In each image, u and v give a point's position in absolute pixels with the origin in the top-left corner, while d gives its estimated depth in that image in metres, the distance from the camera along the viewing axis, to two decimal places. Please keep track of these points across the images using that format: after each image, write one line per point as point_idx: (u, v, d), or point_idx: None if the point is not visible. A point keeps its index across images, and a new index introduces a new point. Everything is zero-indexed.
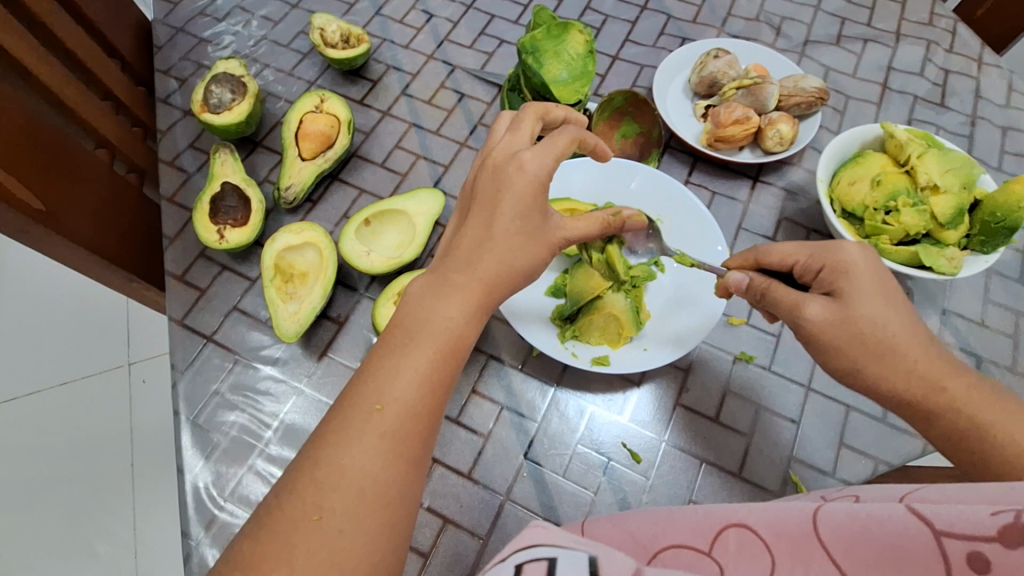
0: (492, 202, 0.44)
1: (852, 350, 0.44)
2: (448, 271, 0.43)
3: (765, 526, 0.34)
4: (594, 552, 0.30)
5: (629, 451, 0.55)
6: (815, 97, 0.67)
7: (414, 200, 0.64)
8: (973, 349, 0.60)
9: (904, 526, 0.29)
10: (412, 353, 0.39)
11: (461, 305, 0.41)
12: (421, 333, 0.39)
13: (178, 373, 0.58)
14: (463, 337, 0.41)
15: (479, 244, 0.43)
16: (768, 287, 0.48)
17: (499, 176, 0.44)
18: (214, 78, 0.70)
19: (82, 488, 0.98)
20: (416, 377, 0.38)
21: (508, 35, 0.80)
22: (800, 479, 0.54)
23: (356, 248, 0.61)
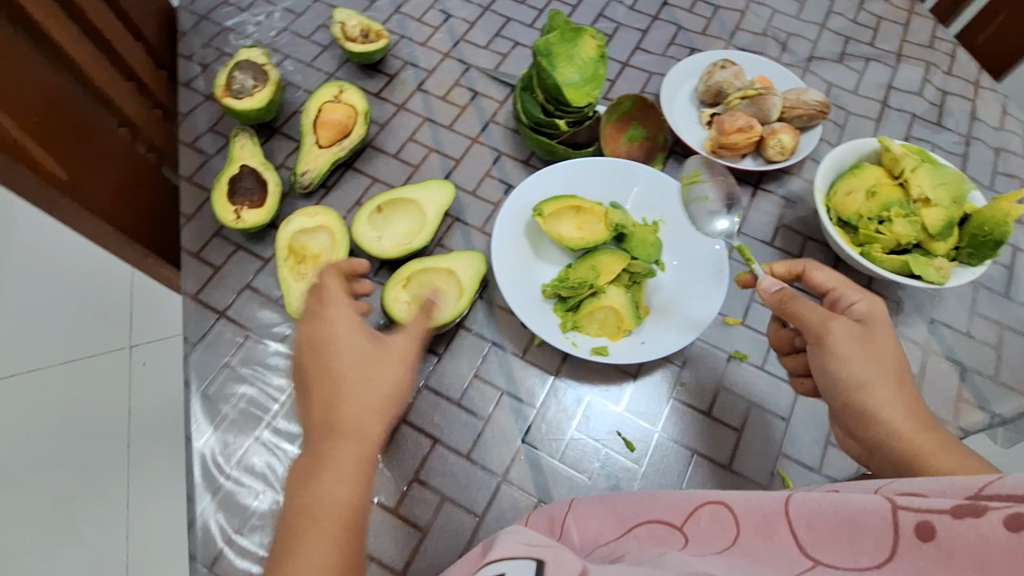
0: (331, 387, 0.43)
1: (872, 367, 0.48)
2: (323, 444, 0.41)
3: (741, 505, 0.37)
4: (541, 558, 0.32)
5: (624, 439, 0.58)
6: (816, 110, 0.70)
7: (427, 190, 0.66)
8: (958, 357, 0.62)
9: (868, 504, 0.32)
10: (310, 543, 0.37)
11: (346, 467, 0.40)
12: (310, 529, 0.37)
13: (190, 345, 0.60)
14: (356, 503, 0.39)
15: (334, 418, 0.42)
16: (797, 297, 0.52)
17: (324, 358, 0.44)
18: (237, 65, 0.72)
19: (76, 468, 0.99)
20: (320, 571, 0.36)
21: (522, 38, 0.83)
22: (787, 474, 0.56)
23: (368, 234, 0.64)
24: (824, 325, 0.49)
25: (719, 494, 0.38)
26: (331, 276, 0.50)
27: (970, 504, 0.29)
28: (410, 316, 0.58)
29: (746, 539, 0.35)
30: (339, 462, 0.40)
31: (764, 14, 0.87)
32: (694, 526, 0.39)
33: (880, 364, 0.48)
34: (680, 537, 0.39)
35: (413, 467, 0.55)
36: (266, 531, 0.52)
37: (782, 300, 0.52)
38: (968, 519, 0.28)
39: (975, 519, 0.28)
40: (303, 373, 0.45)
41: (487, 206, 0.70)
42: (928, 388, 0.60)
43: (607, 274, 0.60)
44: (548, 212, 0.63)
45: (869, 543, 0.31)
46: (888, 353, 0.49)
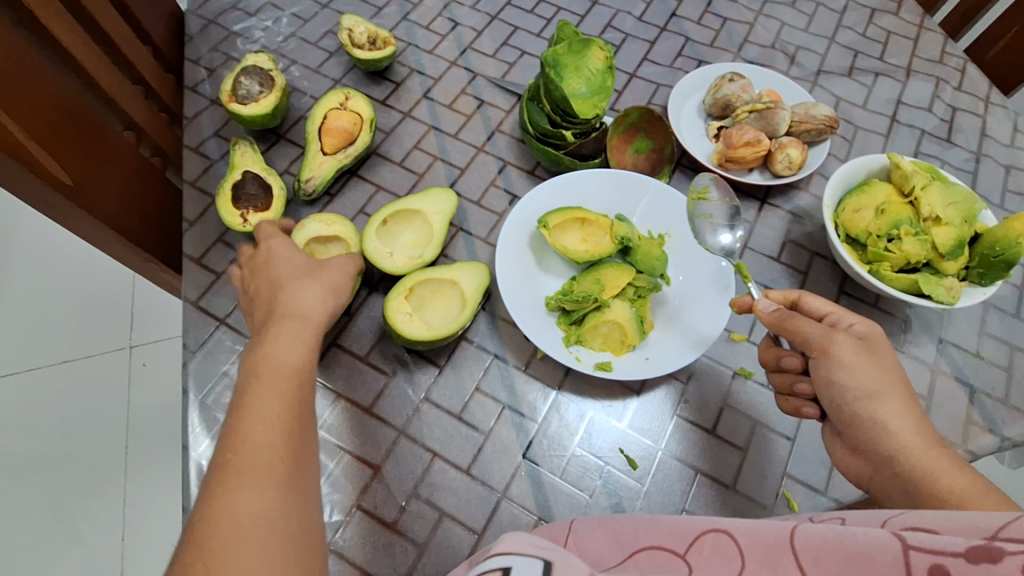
0: (273, 288, 0.52)
1: (874, 379, 0.48)
2: (272, 327, 0.48)
3: (744, 534, 0.36)
4: (549, 560, 0.31)
5: (626, 457, 0.57)
6: (825, 125, 0.69)
7: (433, 201, 0.66)
8: (967, 379, 0.61)
9: (876, 540, 0.31)
10: (260, 395, 0.43)
11: (291, 344, 0.47)
12: (258, 385, 0.44)
13: (190, 353, 0.60)
14: (296, 360, 0.46)
15: (278, 307, 0.50)
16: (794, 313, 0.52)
17: (268, 274, 0.53)
18: (243, 70, 0.72)
19: (70, 470, 0.98)
20: (269, 415, 0.42)
21: (530, 47, 0.82)
22: (792, 495, 0.55)
23: (378, 248, 0.62)
24: (828, 340, 0.50)
25: (722, 522, 0.37)
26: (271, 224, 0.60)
27: (984, 548, 0.29)
28: (412, 327, 0.57)
29: (750, 570, 0.33)
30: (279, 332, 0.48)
31: (773, 27, 0.86)
32: (697, 554, 0.37)
33: (883, 376, 0.48)
34: (683, 565, 0.37)
35: (412, 481, 0.55)
36: None
37: (781, 318, 0.52)
38: (983, 565, 0.28)
39: (991, 564, 0.28)
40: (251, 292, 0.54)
41: (491, 216, 0.70)
42: (937, 410, 0.59)
43: (612, 288, 0.60)
44: (553, 224, 0.62)
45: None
46: (888, 366, 0.49)
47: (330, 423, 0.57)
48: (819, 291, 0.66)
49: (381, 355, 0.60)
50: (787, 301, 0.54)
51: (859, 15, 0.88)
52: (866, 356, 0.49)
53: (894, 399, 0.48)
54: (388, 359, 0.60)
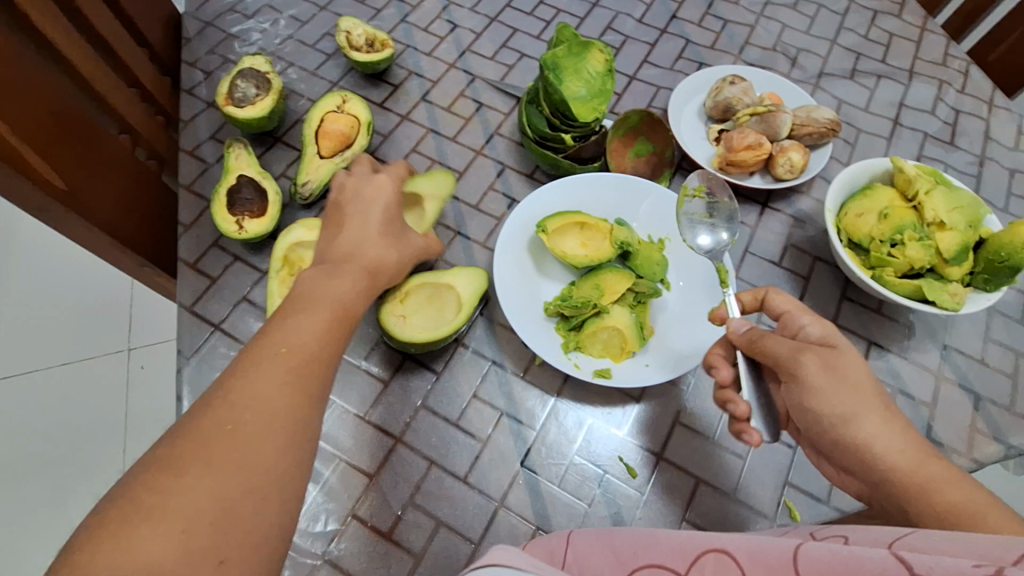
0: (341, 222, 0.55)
1: (845, 401, 0.44)
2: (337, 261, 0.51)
3: (745, 553, 0.36)
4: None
5: (625, 465, 0.56)
6: (827, 128, 0.68)
7: (434, 186, 0.65)
8: (971, 385, 0.61)
9: (882, 566, 0.31)
10: (313, 311, 0.45)
11: (350, 279, 0.49)
12: (315, 302, 0.46)
13: (184, 359, 0.59)
14: (345, 292, 0.48)
15: (345, 251, 0.53)
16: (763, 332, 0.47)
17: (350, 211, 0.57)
18: (240, 73, 0.71)
19: (68, 474, 0.97)
20: (316, 329, 0.44)
21: (529, 49, 0.82)
22: (794, 505, 0.55)
23: None
24: (797, 362, 0.44)
25: (722, 544, 0.37)
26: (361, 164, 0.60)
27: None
28: (405, 331, 0.57)
29: None
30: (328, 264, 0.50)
31: (774, 29, 0.86)
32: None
33: (856, 396, 0.44)
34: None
35: (408, 489, 0.54)
36: None
37: (752, 340, 0.47)
38: None
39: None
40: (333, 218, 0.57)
41: (489, 220, 0.69)
42: (940, 418, 0.59)
43: (611, 293, 0.59)
44: (551, 228, 0.62)
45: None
46: (858, 379, 0.44)
47: (326, 431, 0.56)
48: (822, 296, 0.65)
49: (378, 361, 0.60)
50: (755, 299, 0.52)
51: (861, 17, 0.87)
52: (833, 377, 0.44)
53: (872, 418, 0.43)
54: (384, 366, 0.60)
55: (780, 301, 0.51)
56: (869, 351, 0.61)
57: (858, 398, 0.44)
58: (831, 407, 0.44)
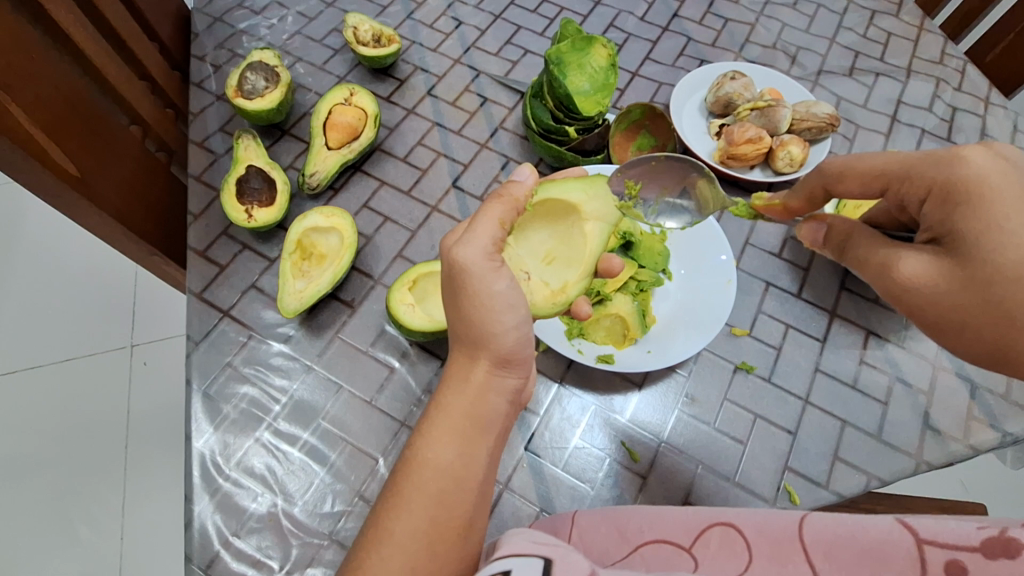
0: (454, 353, 0.43)
1: (977, 314, 0.40)
2: (450, 400, 0.41)
3: (751, 529, 0.42)
4: (549, 557, 0.33)
5: (627, 449, 0.57)
6: (826, 123, 0.70)
7: (591, 197, 0.54)
8: (968, 374, 0.61)
9: (890, 535, 0.38)
10: (424, 486, 0.38)
11: (459, 439, 0.39)
12: (422, 475, 0.38)
13: (193, 344, 0.60)
14: (472, 469, 0.39)
15: (464, 384, 0.41)
16: (853, 234, 0.46)
17: (475, 318, 0.42)
18: (249, 66, 0.72)
19: (71, 468, 0.97)
20: (429, 512, 0.37)
21: (533, 46, 0.83)
22: (794, 489, 0.55)
23: (519, 265, 0.54)
24: (896, 284, 0.43)
25: (727, 517, 0.43)
26: (496, 203, 0.45)
27: (1000, 540, 0.35)
28: (414, 318, 0.58)
29: (759, 566, 0.40)
30: (445, 425, 0.40)
31: (774, 27, 0.87)
32: (704, 548, 0.43)
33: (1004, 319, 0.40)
34: (689, 559, 0.42)
35: None
36: (264, 534, 0.52)
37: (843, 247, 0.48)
38: (1001, 559, 0.35)
39: (1009, 558, 0.35)
40: (452, 320, 0.43)
41: None
42: (937, 405, 0.60)
43: (614, 281, 0.61)
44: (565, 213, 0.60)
45: (893, 570, 0.37)
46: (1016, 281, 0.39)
47: (333, 415, 0.57)
48: (821, 286, 0.66)
49: (384, 348, 0.61)
50: (815, 200, 0.49)
51: (859, 16, 0.88)
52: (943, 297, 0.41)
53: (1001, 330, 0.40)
54: (390, 352, 0.61)
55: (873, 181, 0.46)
56: (868, 340, 0.63)
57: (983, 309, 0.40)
58: (978, 332, 0.41)
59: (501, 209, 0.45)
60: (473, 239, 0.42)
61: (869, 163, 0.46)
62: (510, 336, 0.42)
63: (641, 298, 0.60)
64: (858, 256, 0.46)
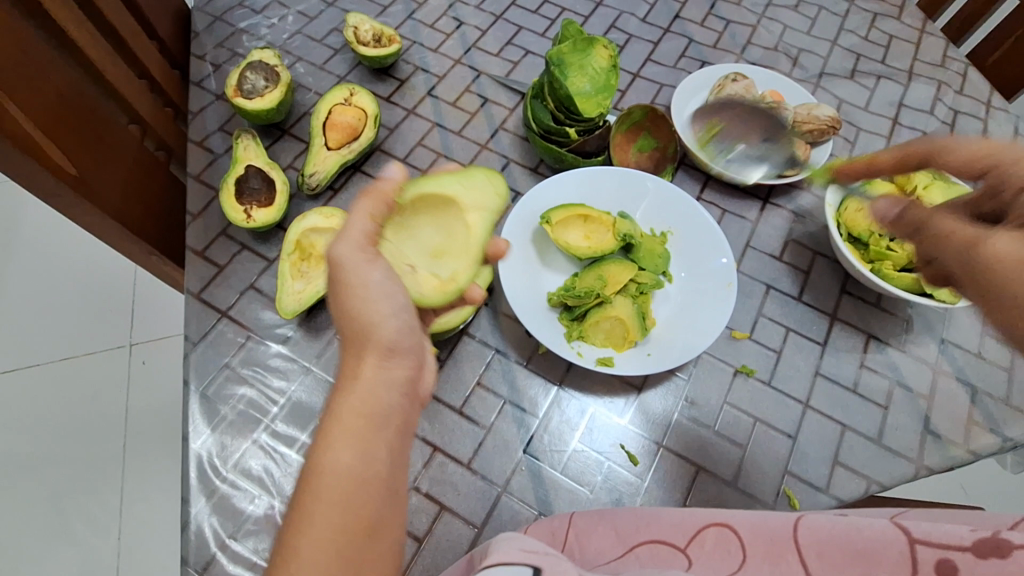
0: (350, 359, 0.42)
1: None
2: (340, 406, 0.39)
3: (746, 528, 0.42)
4: (538, 567, 0.33)
5: (627, 452, 0.56)
6: (827, 125, 0.69)
7: (465, 189, 0.54)
8: (968, 379, 0.61)
9: (883, 533, 0.37)
10: (324, 495, 0.36)
11: (353, 441, 0.38)
12: (319, 485, 0.36)
13: (191, 345, 0.60)
14: (373, 465, 0.38)
15: (357, 387, 0.40)
16: (932, 214, 0.41)
17: (362, 320, 0.42)
18: (249, 65, 0.72)
19: (68, 468, 0.97)
20: (334, 517, 0.36)
21: (534, 47, 0.83)
22: (794, 494, 0.55)
23: (400, 263, 0.54)
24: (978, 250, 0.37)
25: (724, 517, 0.43)
26: (364, 200, 0.45)
27: (991, 542, 0.35)
28: None
29: (753, 565, 0.40)
30: (339, 430, 0.38)
31: (776, 29, 0.87)
32: (699, 548, 0.42)
33: None
34: (684, 559, 0.42)
35: (412, 474, 0.54)
36: (261, 537, 0.51)
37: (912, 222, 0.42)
38: (990, 558, 0.34)
39: (998, 557, 0.34)
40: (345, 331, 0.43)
41: None
42: (937, 409, 0.59)
43: (614, 284, 0.60)
44: (556, 219, 0.63)
45: (884, 569, 0.36)
46: None
47: None
48: (822, 289, 0.65)
49: None
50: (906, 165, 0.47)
51: (861, 19, 0.88)
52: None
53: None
54: None
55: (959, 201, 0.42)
56: (869, 344, 0.62)
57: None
58: None
59: (366, 206, 0.44)
60: (345, 238, 0.44)
61: (965, 150, 0.43)
62: (395, 330, 0.43)
63: (642, 300, 0.60)
64: (939, 232, 0.40)
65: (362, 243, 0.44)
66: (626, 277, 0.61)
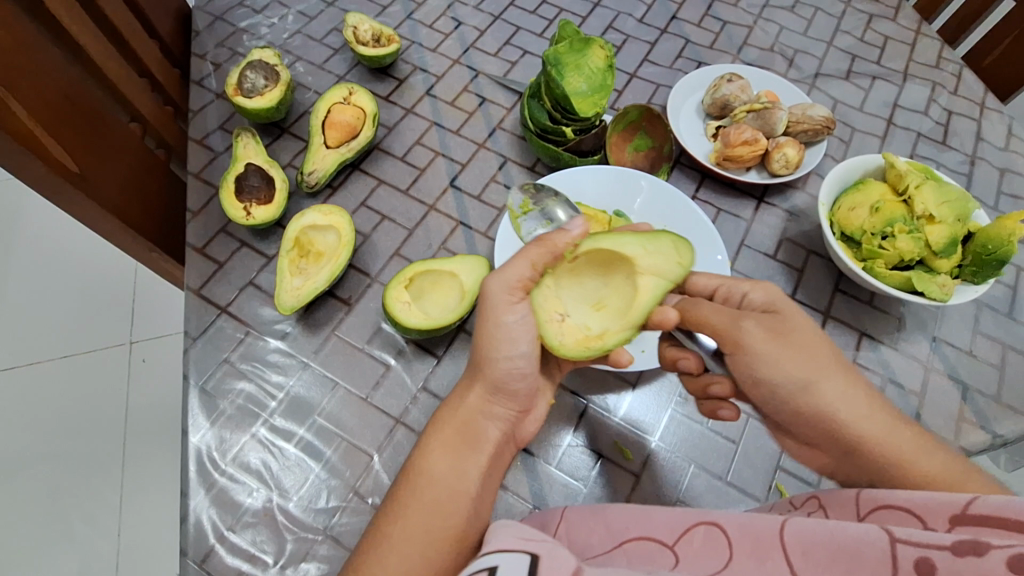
0: (468, 383, 0.46)
1: (807, 383, 0.45)
2: (445, 423, 0.45)
3: (734, 527, 0.41)
4: (535, 553, 0.34)
5: (621, 448, 0.57)
6: (821, 126, 0.70)
7: (649, 252, 0.50)
8: (960, 376, 0.62)
9: (866, 534, 0.36)
10: (418, 496, 0.41)
11: (453, 455, 0.43)
12: (416, 486, 0.41)
13: (191, 340, 0.60)
14: (465, 482, 0.42)
15: (463, 410, 0.45)
16: (694, 303, 0.49)
17: (481, 351, 0.46)
18: (249, 64, 0.73)
19: (67, 465, 0.98)
20: (425, 517, 0.40)
21: (531, 47, 0.84)
22: (784, 488, 0.56)
23: (549, 310, 0.48)
24: (737, 330, 0.46)
25: (712, 516, 0.42)
26: (534, 246, 0.47)
27: (971, 543, 0.32)
28: (410, 317, 0.59)
29: (738, 562, 0.39)
30: (440, 443, 0.43)
31: (772, 30, 0.88)
32: (686, 545, 0.43)
33: (831, 384, 0.45)
34: (670, 556, 0.42)
35: None
36: (259, 529, 0.52)
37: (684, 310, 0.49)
38: (968, 557, 0.32)
39: (976, 556, 0.31)
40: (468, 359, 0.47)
41: (490, 210, 0.71)
42: (929, 406, 0.60)
43: None
44: None
45: (866, 569, 0.34)
46: (812, 342, 0.46)
47: (328, 411, 0.58)
48: (815, 287, 0.66)
49: (380, 345, 0.61)
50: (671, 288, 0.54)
51: (856, 20, 0.89)
52: (779, 382, 0.46)
53: (879, 411, 0.45)
54: (387, 349, 0.61)
55: (700, 329, 0.48)
56: (861, 341, 0.63)
57: (843, 402, 0.45)
58: (805, 397, 0.46)
59: (535, 254, 0.46)
60: (500, 273, 0.46)
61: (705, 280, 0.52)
62: (503, 366, 0.46)
63: None
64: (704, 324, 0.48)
65: (515, 283, 0.46)
66: None
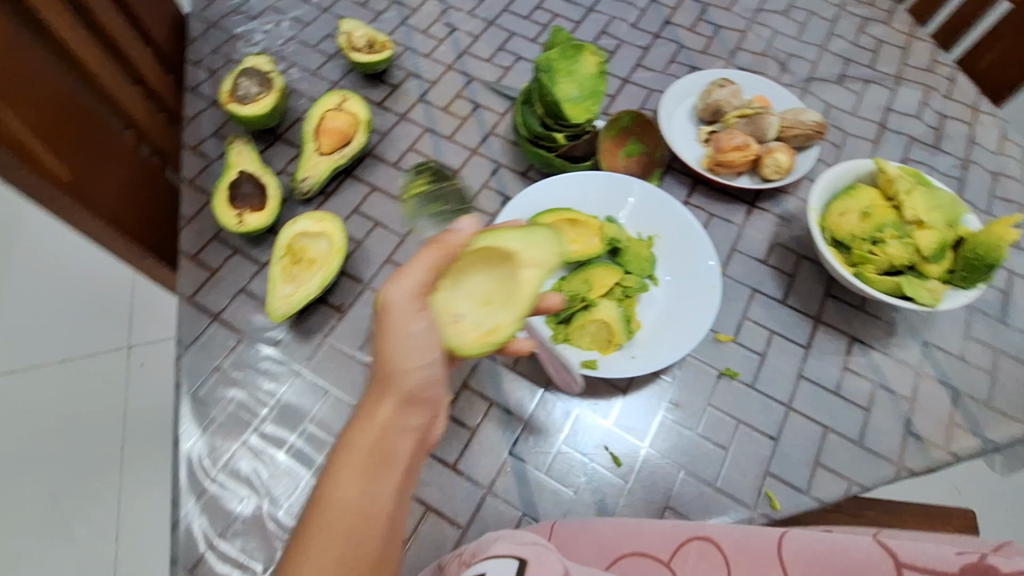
0: (372, 398, 0.42)
1: None
2: (352, 442, 0.40)
3: (726, 541, 0.46)
4: (522, 557, 0.36)
5: (611, 454, 0.57)
6: (814, 130, 0.69)
7: (530, 245, 0.50)
8: (951, 381, 0.62)
9: (868, 556, 0.41)
10: (325, 528, 0.37)
11: (361, 477, 0.38)
12: (323, 517, 0.37)
13: (184, 347, 0.61)
14: (378, 504, 0.38)
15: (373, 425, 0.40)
16: None
17: (389, 363, 0.42)
18: (242, 71, 0.73)
19: (65, 469, 0.98)
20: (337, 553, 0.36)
21: (525, 52, 0.84)
22: (775, 495, 0.55)
23: (443, 312, 0.51)
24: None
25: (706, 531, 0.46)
26: (430, 249, 0.43)
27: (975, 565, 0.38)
28: None
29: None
30: (348, 465, 0.39)
31: (765, 34, 0.88)
32: (682, 561, 0.45)
33: None
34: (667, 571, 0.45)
35: None
36: (249, 537, 0.52)
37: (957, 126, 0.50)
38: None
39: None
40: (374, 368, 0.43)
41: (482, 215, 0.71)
42: (919, 411, 0.60)
43: (600, 287, 0.60)
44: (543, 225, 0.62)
45: None
46: None
47: (319, 418, 0.58)
48: (807, 292, 0.66)
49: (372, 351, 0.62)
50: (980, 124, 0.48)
51: (850, 24, 0.89)
52: None
53: None
54: None
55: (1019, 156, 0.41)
56: (852, 347, 0.63)
57: None
58: None
59: (428, 258, 0.43)
60: (401, 282, 0.43)
61: None
62: (420, 374, 0.42)
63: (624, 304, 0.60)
64: None
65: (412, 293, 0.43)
66: (610, 281, 0.61)
